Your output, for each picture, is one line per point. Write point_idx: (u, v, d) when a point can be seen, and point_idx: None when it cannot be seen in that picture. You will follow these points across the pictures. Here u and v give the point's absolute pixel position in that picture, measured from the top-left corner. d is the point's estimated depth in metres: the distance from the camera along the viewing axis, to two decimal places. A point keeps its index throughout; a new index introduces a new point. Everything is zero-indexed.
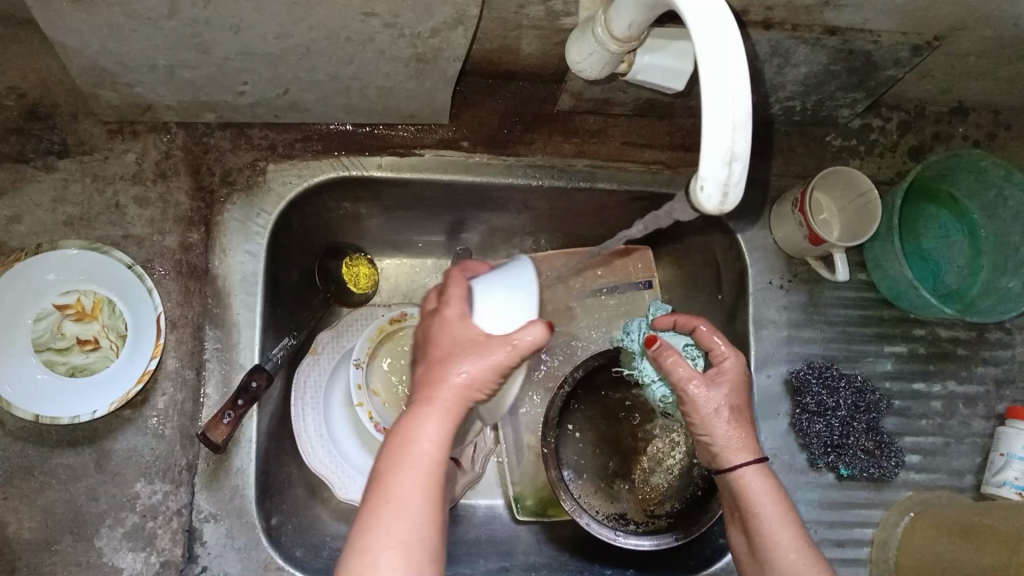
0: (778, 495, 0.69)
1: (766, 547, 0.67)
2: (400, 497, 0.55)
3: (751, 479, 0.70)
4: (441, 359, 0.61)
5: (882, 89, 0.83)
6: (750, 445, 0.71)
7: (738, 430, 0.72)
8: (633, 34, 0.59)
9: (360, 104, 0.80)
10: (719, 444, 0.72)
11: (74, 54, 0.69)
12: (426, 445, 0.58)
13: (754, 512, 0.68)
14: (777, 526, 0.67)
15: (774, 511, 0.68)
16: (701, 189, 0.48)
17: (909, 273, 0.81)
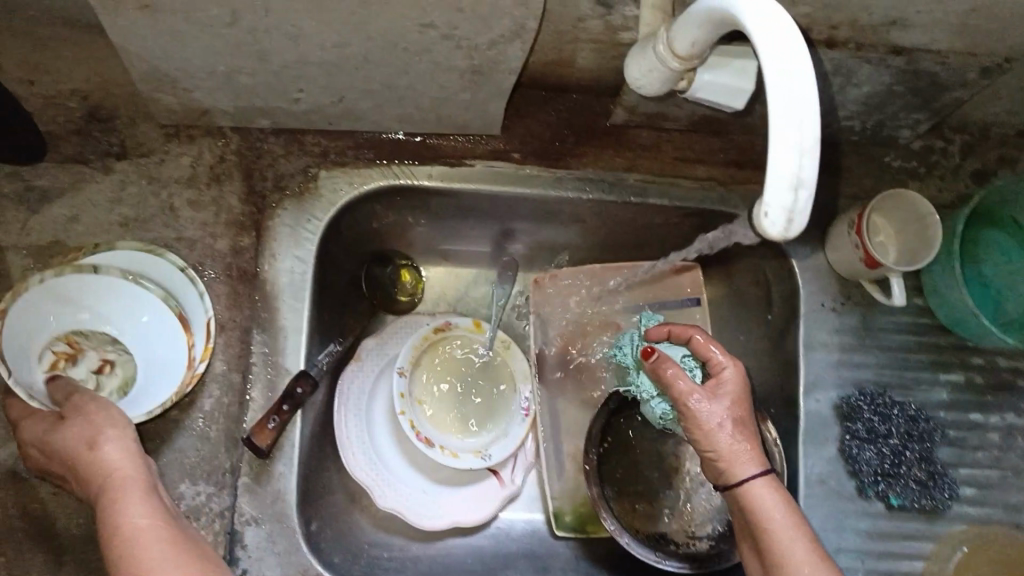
0: (791, 508, 0.67)
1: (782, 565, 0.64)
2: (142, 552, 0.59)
3: (762, 493, 0.68)
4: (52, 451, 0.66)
5: (946, 111, 0.81)
6: (757, 459, 0.69)
7: (743, 443, 0.70)
8: (696, 51, 0.58)
9: (413, 114, 0.80)
10: (726, 458, 0.69)
11: (136, 59, 0.69)
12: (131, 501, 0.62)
13: (767, 529, 0.66)
14: (792, 541, 0.65)
15: (787, 526, 0.65)
16: (765, 215, 0.48)
17: (971, 300, 0.80)
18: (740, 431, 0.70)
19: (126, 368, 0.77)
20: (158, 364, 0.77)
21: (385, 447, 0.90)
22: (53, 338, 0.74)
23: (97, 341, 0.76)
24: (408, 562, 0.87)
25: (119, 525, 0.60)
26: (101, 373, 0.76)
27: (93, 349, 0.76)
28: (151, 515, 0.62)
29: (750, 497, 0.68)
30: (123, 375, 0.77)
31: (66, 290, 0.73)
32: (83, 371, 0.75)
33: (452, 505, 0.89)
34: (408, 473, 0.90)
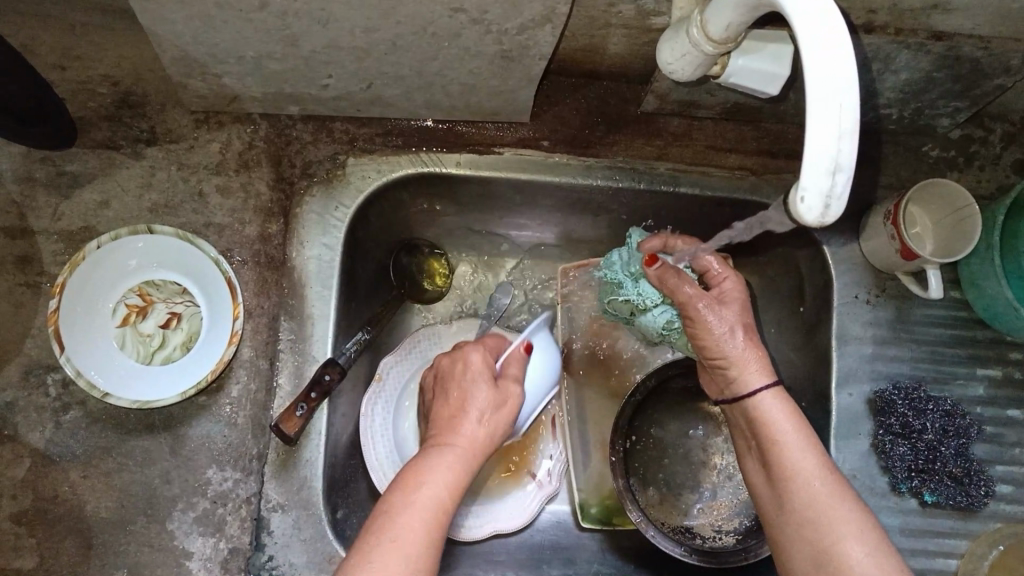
0: (794, 412, 0.69)
1: (785, 469, 0.66)
2: (389, 552, 0.55)
3: (768, 402, 0.70)
4: (457, 429, 0.66)
5: (987, 99, 0.79)
6: (764, 370, 0.72)
7: (752, 351, 0.73)
8: (730, 35, 0.57)
9: (442, 100, 0.80)
10: (736, 365, 0.73)
11: (167, 44, 0.70)
12: (433, 500, 0.59)
13: (774, 433, 0.68)
14: (799, 444, 0.66)
15: (797, 438, 0.67)
16: (801, 200, 0.46)
17: (1009, 294, 0.78)
18: (749, 340, 0.74)
19: (193, 322, 0.80)
20: (219, 323, 0.80)
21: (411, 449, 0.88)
22: (125, 291, 0.79)
23: (168, 292, 0.80)
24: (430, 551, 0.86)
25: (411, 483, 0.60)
26: (168, 327, 0.80)
27: (163, 301, 0.80)
28: (428, 525, 0.58)
29: (757, 405, 0.70)
30: (190, 327, 0.80)
31: (122, 250, 0.79)
32: (152, 324, 0.80)
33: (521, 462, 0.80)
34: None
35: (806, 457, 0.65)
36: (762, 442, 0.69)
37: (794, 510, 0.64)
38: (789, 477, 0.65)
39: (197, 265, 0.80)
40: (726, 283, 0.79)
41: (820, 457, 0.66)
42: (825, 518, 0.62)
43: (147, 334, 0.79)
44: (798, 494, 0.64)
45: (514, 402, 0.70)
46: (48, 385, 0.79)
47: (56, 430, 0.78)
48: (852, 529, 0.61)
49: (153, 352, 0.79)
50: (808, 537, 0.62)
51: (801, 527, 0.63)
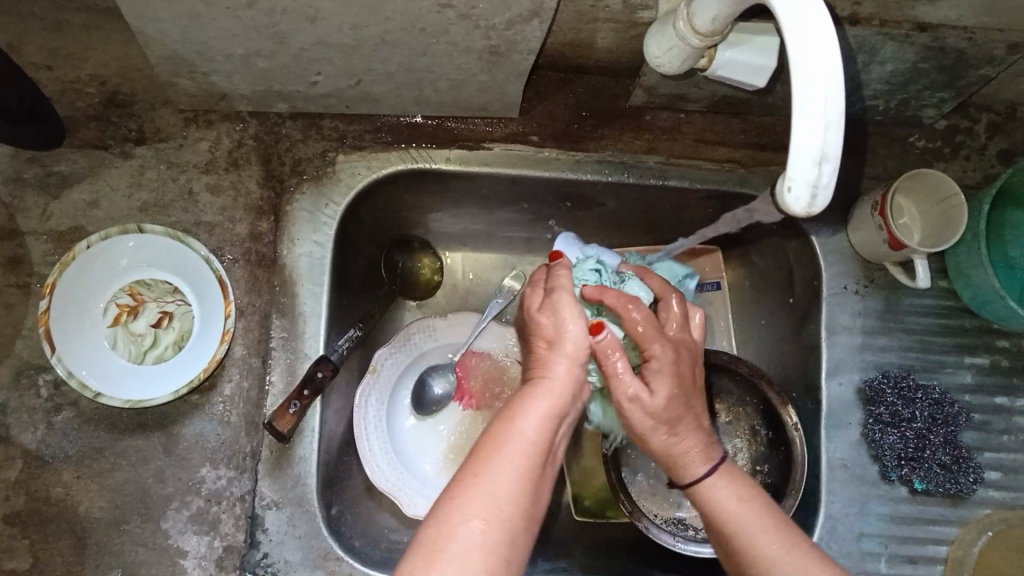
0: (740, 492, 0.63)
1: (748, 551, 0.60)
2: (478, 492, 0.54)
3: (714, 488, 0.64)
4: (544, 364, 0.66)
5: (972, 89, 0.80)
6: (703, 454, 0.66)
7: (682, 445, 0.66)
8: (716, 28, 0.57)
9: (431, 96, 0.80)
10: (672, 457, 0.67)
11: (155, 43, 0.70)
12: (524, 438, 0.59)
13: (728, 518, 0.62)
14: (756, 524, 0.61)
15: (753, 518, 0.61)
16: (788, 189, 0.47)
17: (995, 282, 0.79)
18: (682, 428, 0.67)
19: (185, 321, 0.80)
20: (210, 321, 0.80)
21: (404, 441, 0.89)
22: (116, 291, 0.79)
23: (159, 292, 0.80)
24: None
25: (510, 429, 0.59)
26: (159, 326, 0.80)
27: (154, 301, 0.80)
28: (521, 473, 0.56)
29: (704, 494, 0.64)
30: (182, 327, 0.80)
31: (112, 249, 0.79)
32: (143, 324, 0.80)
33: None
34: (433, 473, 0.88)
35: (763, 536, 0.60)
36: (712, 530, 0.63)
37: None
38: (751, 560, 0.60)
39: (189, 264, 0.80)
40: (658, 349, 0.67)
41: (779, 530, 0.60)
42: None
43: (138, 333, 0.79)
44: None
45: (572, 313, 0.67)
46: (40, 386, 0.79)
47: (48, 431, 0.78)
48: None
49: (145, 351, 0.79)
50: None
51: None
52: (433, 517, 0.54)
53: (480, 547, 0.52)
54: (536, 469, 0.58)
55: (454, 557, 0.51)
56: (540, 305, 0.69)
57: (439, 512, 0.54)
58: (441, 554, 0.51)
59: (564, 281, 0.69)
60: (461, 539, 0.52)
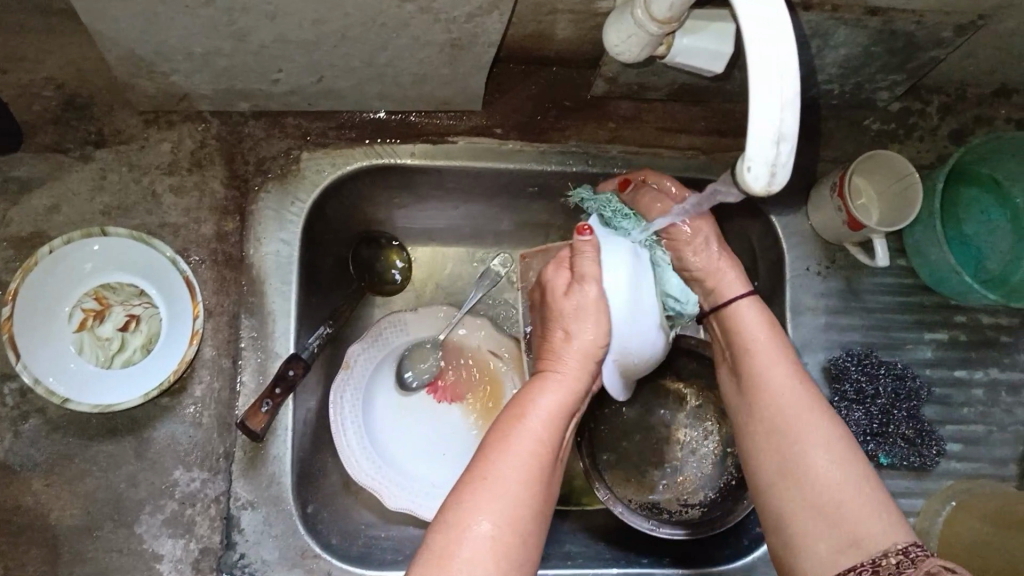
0: (770, 323, 0.74)
1: (759, 370, 0.70)
2: (488, 494, 0.57)
3: (744, 309, 0.75)
4: (558, 355, 0.68)
5: (923, 71, 0.82)
6: (740, 281, 0.77)
7: (725, 263, 0.78)
8: (673, 15, 0.58)
9: (394, 91, 0.80)
10: (712, 275, 0.78)
11: (112, 43, 0.69)
12: (533, 437, 0.62)
13: (749, 336, 0.73)
14: (774, 357, 0.71)
15: (771, 343, 0.72)
16: (747, 169, 0.48)
17: (951, 258, 0.81)
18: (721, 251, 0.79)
19: (151, 324, 0.80)
20: (179, 323, 0.79)
21: (380, 437, 0.89)
22: (81, 295, 0.79)
23: (125, 295, 0.80)
24: (407, 541, 0.86)
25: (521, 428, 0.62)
26: (127, 329, 0.79)
27: (120, 304, 0.79)
28: (530, 474, 0.60)
29: (735, 313, 0.75)
30: (150, 329, 0.80)
31: (76, 253, 0.78)
32: (110, 328, 0.79)
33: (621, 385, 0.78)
34: (410, 466, 0.88)
35: (777, 364, 0.70)
36: (735, 348, 0.74)
37: (764, 413, 0.68)
38: (760, 382, 0.70)
39: (155, 265, 0.79)
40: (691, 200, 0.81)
41: (797, 372, 0.69)
42: (797, 431, 0.65)
43: (105, 337, 0.79)
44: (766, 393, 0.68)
45: (597, 308, 0.69)
46: (5, 395, 0.78)
47: (15, 440, 0.77)
48: (815, 436, 0.64)
49: (112, 356, 0.78)
50: (774, 441, 0.66)
51: (767, 433, 0.67)
52: (443, 520, 0.56)
53: (489, 548, 0.55)
54: (544, 467, 0.61)
55: (466, 555, 0.54)
56: (563, 288, 0.70)
57: (450, 511, 0.57)
58: (450, 556, 0.54)
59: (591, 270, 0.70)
60: (473, 535, 0.55)
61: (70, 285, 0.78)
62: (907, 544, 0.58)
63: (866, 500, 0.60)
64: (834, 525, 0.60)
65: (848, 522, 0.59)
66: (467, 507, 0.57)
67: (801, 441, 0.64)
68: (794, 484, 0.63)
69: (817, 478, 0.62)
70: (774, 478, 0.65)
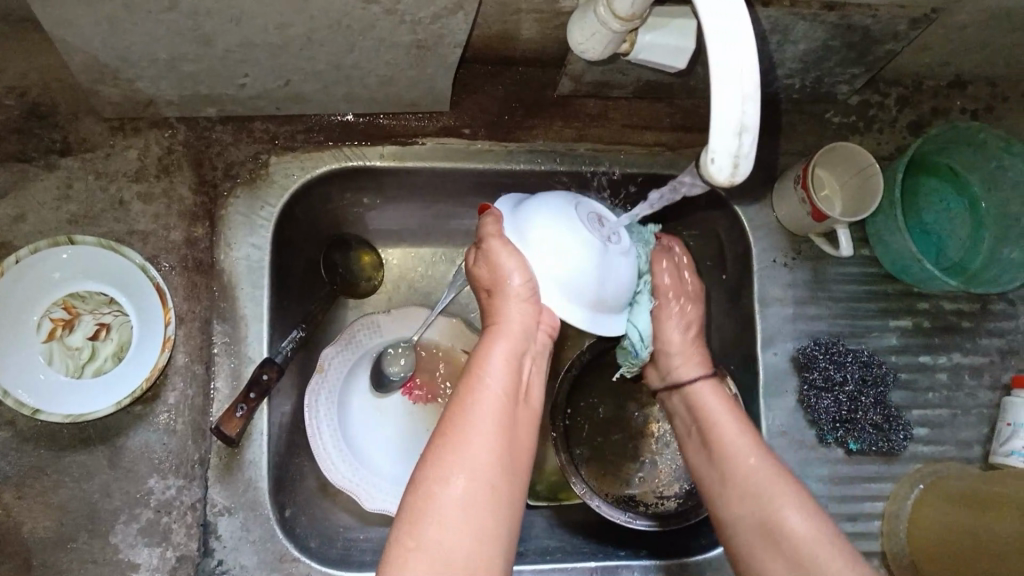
0: (729, 400, 0.78)
1: (726, 447, 0.73)
2: (454, 453, 0.57)
3: (704, 390, 0.80)
4: (495, 314, 0.67)
5: (880, 64, 0.84)
6: (700, 366, 0.83)
7: (694, 351, 0.84)
8: (635, 12, 0.59)
9: (362, 93, 0.80)
10: (679, 357, 0.83)
11: (75, 50, 0.69)
12: (490, 394, 0.61)
13: (713, 418, 0.76)
14: (737, 432, 0.74)
15: (734, 421, 0.75)
16: (711, 161, 0.49)
17: (912, 246, 0.82)
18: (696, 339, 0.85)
19: (122, 332, 0.79)
20: (150, 331, 0.79)
21: (357, 439, 0.89)
22: (49, 304, 0.78)
23: (94, 303, 0.79)
24: (386, 543, 0.87)
25: (474, 387, 0.62)
26: (97, 338, 0.79)
27: (90, 313, 0.79)
28: (492, 426, 0.60)
29: (697, 395, 0.80)
30: (121, 337, 0.79)
31: (45, 262, 0.77)
32: (79, 337, 0.79)
33: (617, 322, 0.74)
34: (387, 468, 0.89)
35: (740, 439, 0.73)
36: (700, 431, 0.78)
37: (735, 486, 0.71)
38: (728, 456, 0.73)
39: (127, 274, 0.79)
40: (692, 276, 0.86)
41: (757, 442, 0.73)
42: (767, 496, 0.68)
43: (75, 347, 0.78)
44: (737, 467, 0.71)
45: (505, 251, 0.67)
46: None
47: None
48: (789, 496, 0.67)
49: (83, 365, 0.78)
50: (749, 510, 0.69)
51: (741, 504, 0.69)
52: (413, 484, 0.57)
53: (461, 504, 0.55)
54: (507, 421, 0.61)
55: (439, 513, 0.55)
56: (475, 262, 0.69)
57: (421, 474, 0.57)
58: (423, 515, 0.55)
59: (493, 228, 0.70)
60: (445, 493, 0.55)
61: (40, 295, 0.77)
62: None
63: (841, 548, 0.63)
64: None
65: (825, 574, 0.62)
66: (436, 466, 0.57)
67: (773, 504, 0.67)
68: (773, 547, 0.66)
69: (793, 538, 0.65)
70: (754, 547, 0.67)
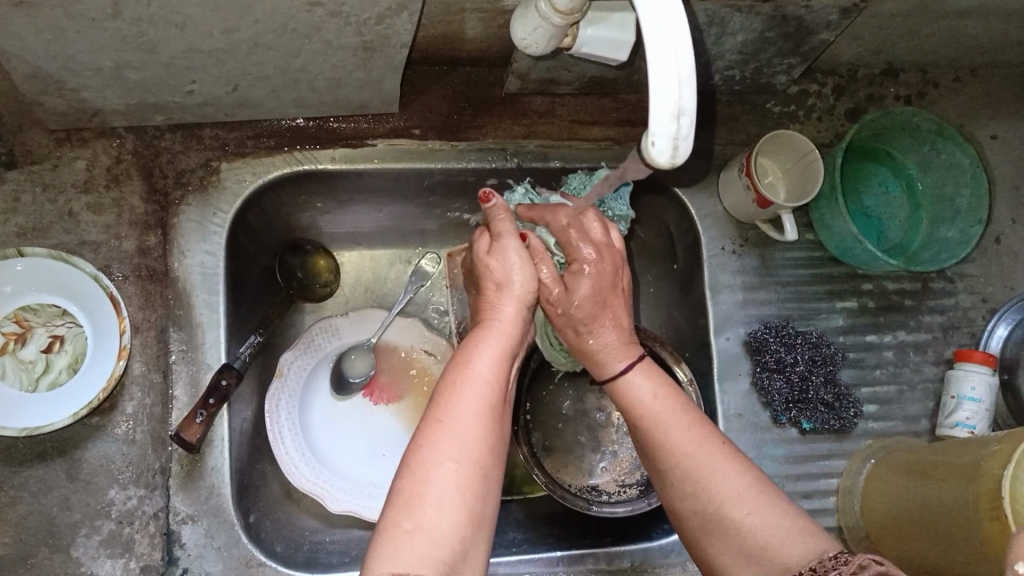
0: (661, 389, 0.67)
1: (657, 439, 0.64)
2: (448, 436, 0.57)
3: (630, 383, 0.69)
4: (494, 309, 0.69)
5: (815, 54, 0.86)
6: (624, 349, 0.71)
7: (616, 341, 0.72)
8: (575, 5, 0.61)
9: (311, 97, 0.81)
10: (598, 352, 0.72)
11: (18, 61, 0.68)
12: (480, 377, 0.62)
13: (638, 411, 0.66)
14: (671, 417, 0.65)
15: (660, 409, 0.65)
16: (652, 144, 0.50)
17: (853, 228, 0.85)
18: (612, 329, 0.73)
19: (77, 343, 0.79)
20: (105, 339, 0.78)
21: (321, 441, 0.90)
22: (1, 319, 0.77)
23: (46, 315, 0.79)
24: (352, 543, 0.87)
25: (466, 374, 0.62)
26: (51, 351, 0.78)
27: (43, 326, 0.79)
28: (482, 413, 0.60)
29: (622, 390, 0.69)
30: (75, 349, 0.79)
31: None
32: (33, 350, 0.78)
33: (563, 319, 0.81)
34: (351, 469, 0.89)
35: (673, 427, 0.64)
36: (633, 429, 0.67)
37: (675, 479, 0.63)
38: (663, 451, 0.64)
39: (78, 284, 0.78)
40: (584, 253, 0.74)
41: (695, 430, 0.64)
42: (703, 487, 0.60)
43: (28, 360, 0.78)
44: (672, 456, 0.63)
45: (519, 256, 0.71)
46: None
47: None
48: (732, 483, 0.60)
49: (38, 378, 0.77)
50: (692, 502, 0.61)
51: (684, 500, 0.62)
52: (406, 466, 0.56)
53: (456, 488, 0.55)
54: (496, 405, 0.61)
55: (434, 498, 0.54)
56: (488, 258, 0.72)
57: (410, 461, 0.57)
58: (421, 499, 0.54)
59: (509, 230, 0.73)
60: (433, 478, 0.55)
61: None
62: (836, 551, 0.55)
63: (789, 526, 0.58)
64: (759, 562, 0.57)
65: (774, 560, 0.56)
66: (426, 452, 0.56)
67: (713, 488, 0.60)
68: (724, 542, 0.59)
69: (739, 529, 0.58)
70: (708, 539, 0.61)
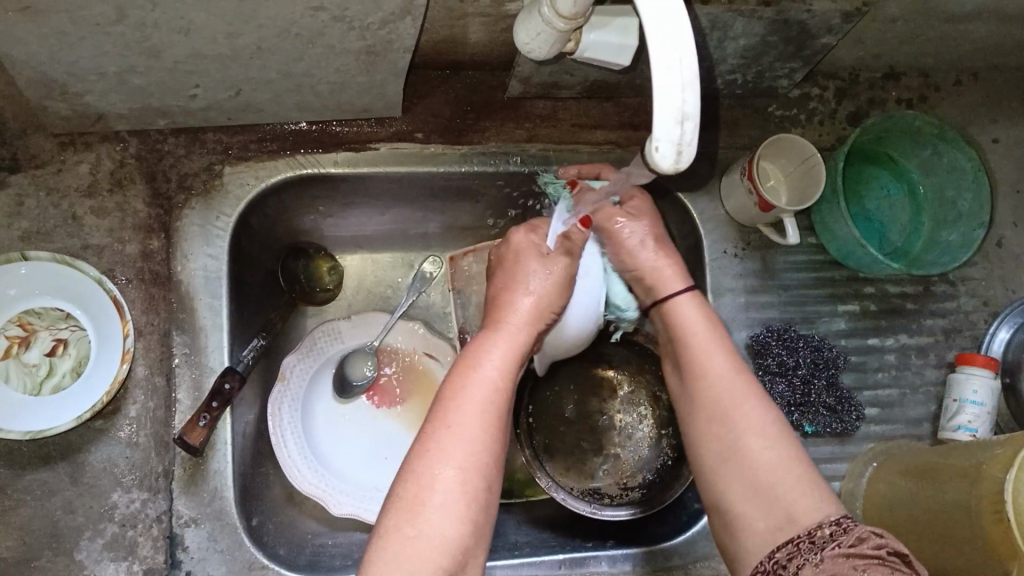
0: (710, 317, 0.74)
1: (698, 367, 0.71)
2: (453, 440, 0.58)
3: (684, 304, 0.75)
4: (508, 305, 0.72)
5: (817, 57, 0.86)
6: (680, 275, 0.77)
7: (670, 264, 0.78)
8: (579, 10, 0.61)
9: (314, 101, 0.81)
10: (652, 275, 0.78)
11: (22, 66, 0.68)
12: (486, 378, 0.63)
13: (686, 335, 0.73)
14: (710, 351, 0.71)
15: (705, 338, 0.72)
16: (656, 149, 0.51)
17: (855, 232, 0.85)
18: (662, 253, 0.79)
19: (80, 347, 0.79)
20: (108, 342, 0.78)
21: (323, 444, 0.90)
22: (4, 323, 0.78)
23: (49, 318, 0.79)
24: (354, 546, 0.87)
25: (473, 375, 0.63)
26: (54, 355, 0.78)
27: (46, 329, 0.79)
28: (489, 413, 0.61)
29: (676, 309, 0.76)
30: (78, 352, 0.79)
31: None
32: (36, 354, 0.78)
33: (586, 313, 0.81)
34: (353, 473, 0.89)
35: (713, 361, 0.70)
36: (677, 347, 0.74)
37: (704, 409, 0.69)
38: (701, 379, 0.70)
39: (81, 287, 0.78)
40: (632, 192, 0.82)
41: (734, 367, 0.70)
42: (732, 421, 0.66)
43: (32, 364, 0.78)
44: (711, 381, 0.69)
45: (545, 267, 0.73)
46: None
47: None
48: (754, 424, 0.66)
49: (41, 382, 0.77)
50: (717, 433, 0.67)
51: (710, 430, 0.68)
52: (410, 472, 0.57)
53: (459, 495, 0.57)
54: (502, 405, 0.62)
55: (435, 509, 0.56)
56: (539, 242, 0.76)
57: (414, 464, 0.58)
58: (422, 506, 0.55)
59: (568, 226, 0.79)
60: (435, 485, 0.56)
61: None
62: (838, 515, 0.60)
63: (800, 478, 0.62)
64: (771, 504, 0.62)
65: (783, 503, 0.61)
66: (429, 457, 0.58)
67: (738, 425, 0.66)
68: (736, 473, 0.65)
69: (756, 466, 0.64)
70: (720, 465, 0.66)
